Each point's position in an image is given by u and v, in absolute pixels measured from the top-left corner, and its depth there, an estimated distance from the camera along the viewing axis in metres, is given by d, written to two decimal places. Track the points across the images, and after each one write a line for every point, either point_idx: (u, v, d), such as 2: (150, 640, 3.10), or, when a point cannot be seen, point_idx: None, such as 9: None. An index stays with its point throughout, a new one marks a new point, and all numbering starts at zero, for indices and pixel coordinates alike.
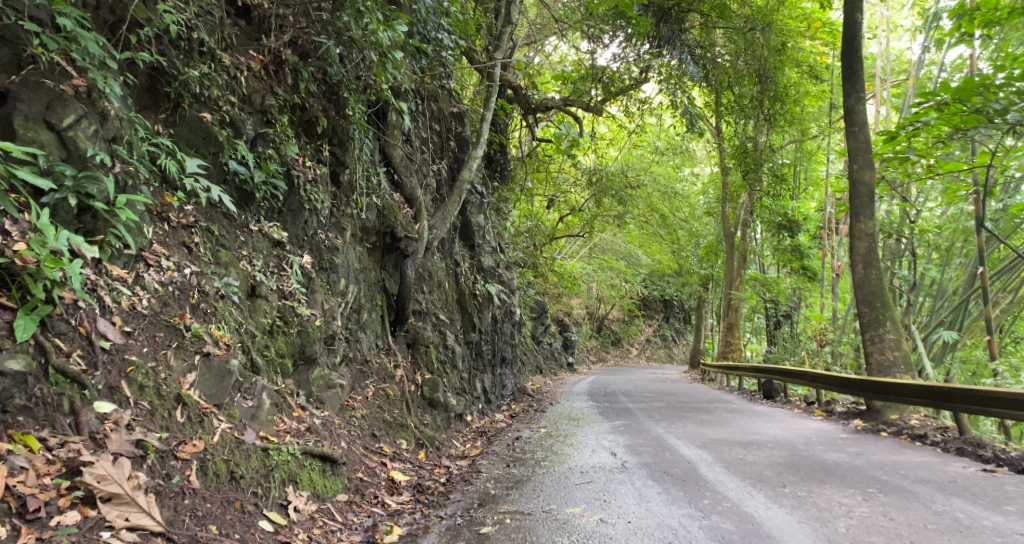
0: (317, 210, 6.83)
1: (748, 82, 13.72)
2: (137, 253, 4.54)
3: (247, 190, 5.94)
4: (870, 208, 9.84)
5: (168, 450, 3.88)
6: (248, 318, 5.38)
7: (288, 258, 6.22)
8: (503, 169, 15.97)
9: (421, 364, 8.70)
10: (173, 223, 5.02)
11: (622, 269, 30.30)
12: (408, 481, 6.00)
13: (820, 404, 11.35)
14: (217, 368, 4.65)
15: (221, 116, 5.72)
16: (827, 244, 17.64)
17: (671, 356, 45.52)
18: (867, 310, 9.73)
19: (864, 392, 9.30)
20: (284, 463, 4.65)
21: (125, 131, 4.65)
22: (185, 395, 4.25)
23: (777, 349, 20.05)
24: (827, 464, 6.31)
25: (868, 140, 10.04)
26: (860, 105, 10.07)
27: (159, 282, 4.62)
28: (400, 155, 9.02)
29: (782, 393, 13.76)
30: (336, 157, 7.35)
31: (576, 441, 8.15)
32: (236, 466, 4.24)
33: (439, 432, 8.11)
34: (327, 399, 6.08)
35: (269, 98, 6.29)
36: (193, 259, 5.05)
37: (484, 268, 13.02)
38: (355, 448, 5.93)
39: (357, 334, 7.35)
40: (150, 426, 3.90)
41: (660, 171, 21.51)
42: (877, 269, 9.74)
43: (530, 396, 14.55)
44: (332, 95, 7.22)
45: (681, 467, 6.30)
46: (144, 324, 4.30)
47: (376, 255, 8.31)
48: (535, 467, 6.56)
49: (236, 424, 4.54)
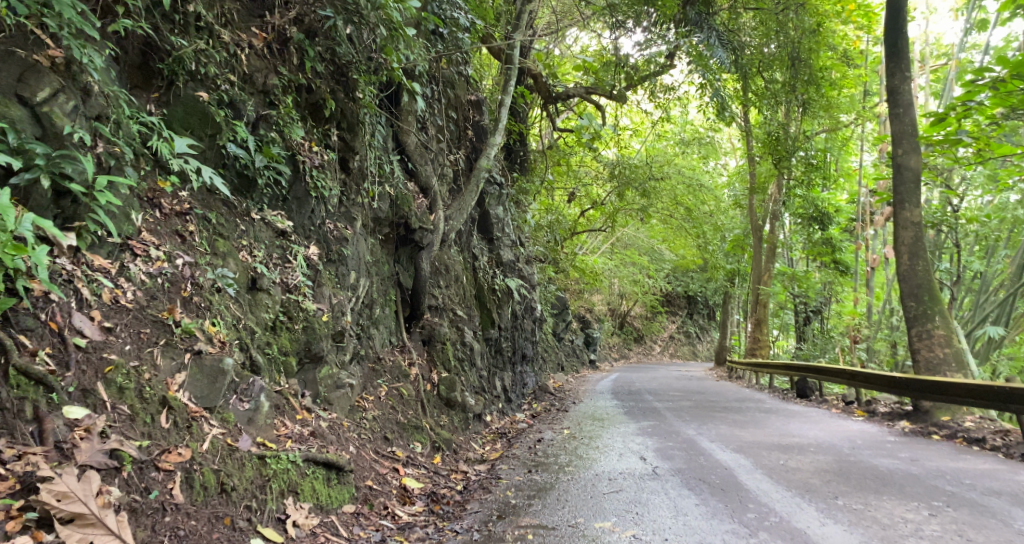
0: (325, 198, 6.41)
1: (780, 66, 12.94)
2: (122, 241, 4.15)
3: (249, 176, 5.54)
4: (917, 195, 9.19)
5: (148, 460, 3.48)
6: (248, 313, 4.97)
7: (293, 249, 5.80)
8: (524, 161, 15.51)
9: (438, 362, 8.27)
10: (165, 210, 4.63)
11: (644, 265, 29.68)
12: (422, 489, 5.56)
13: (860, 403, 10.71)
14: (210, 367, 4.25)
15: (219, 96, 5.32)
16: (862, 236, 16.86)
17: (695, 353, 44.67)
18: (913, 303, 9.10)
19: (912, 392, 8.65)
20: (283, 472, 4.23)
21: (110, 110, 4.28)
22: (172, 398, 3.86)
23: (807, 346, 19.33)
24: (880, 472, 5.73)
25: (915, 123, 9.40)
26: (906, 86, 9.39)
27: (147, 273, 4.22)
28: (415, 143, 8.60)
29: (818, 391, 13.07)
30: (345, 142, 6.92)
31: (602, 444, 7.66)
32: (228, 477, 3.84)
33: (456, 434, 7.66)
34: (336, 400, 5.67)
35: (272, 78, 5.87)
36: (187, 249, 4.65)
37: (503, 262, 12.57)
38: (365, 453, 5.50)
39: (370, 331, 6.95)
40: (129, 433, 3.50)
41: (685, 163, 20.86)
42: (924, 260, 9.10)
43: (552, 395, 14.04)
44: (341, 76, 6.80)
45: (718, 475, 5.78)
46: (128, 319, 3.92)
47: (390, 247, 7.89)
48: (558, 474, 6.07)
49: (229, 429, 4.14)
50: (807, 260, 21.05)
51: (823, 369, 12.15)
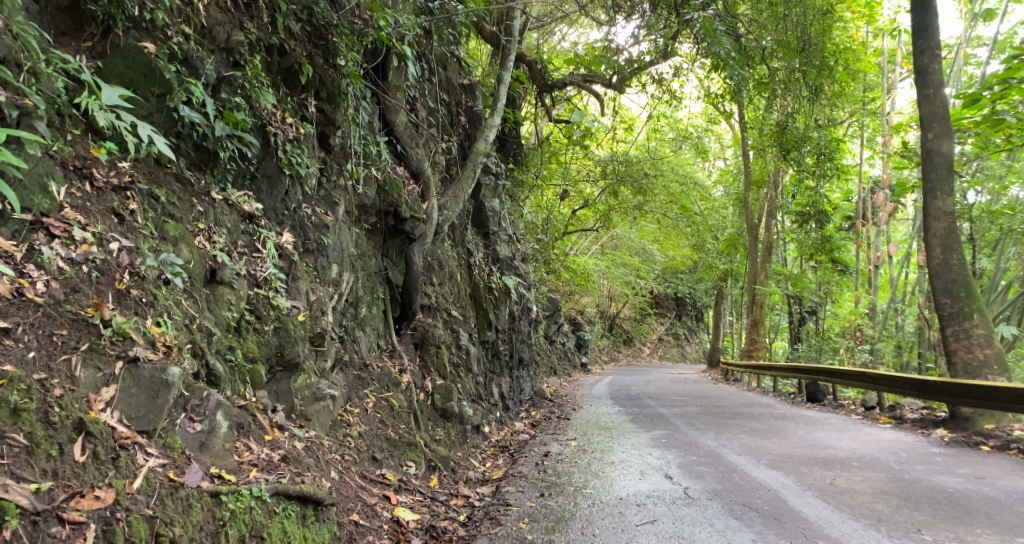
0: (301, 178, 5.49)
1: (788, 53, 11.40)
2: (34, 219, 3.28)
3: (208, 148, 4.62)
4: (950, 183, 8.09)
5: (47, 510, 2.61)
6: (205, 312, 4.06)
7: (261, 235, 4.90)
8: (517, 155, 14.61)
9: (432, 368, 7.38)
10: (98, 182, 3.71)
11: (635, 265, 28.90)
12: (418, 521, 4.66)
13: (883, 409, 9.90)
14: (150, 379, 3.34)
15: (170, 49, 4.36)
16: (864, 235, 16.03)
17: (684, 355, 43.99)
18: (947, 301, 8.05)
19: (949, 398, 7.77)
20: (244, 513, 3.34)
21: (21, 55, 3.41)
22: (91, 422, 2.96)
23: (804, 348, 18.58)
24: (951, 494, 4.93)
25: (947, 105, 8.29)
26: (937, 64, 8.27)
27: (67, 259, 3.32)
28: (404, 123, 7.71)
29: (830, 395, 12.22)
30: (324, 115, 5.98)
31: (615, 458, 6.79)
32: (167, 524, 2.95)
33: (454, 450, 6.76)
34: (315, 415, 4.78)
35: (236, 34, 4.91)
36: (126, 232, 3.73)
37: (500, 259, 11.72)
38: (349, 479, 4.59)
39: (355, 333, 6.06)
40: (22, 473, 2.62)
41: (677, 161, 19.90)
42: (959, 254, 8.02)
43: (550, 401, 13.14)
44: (320, 40, 5.90)
45: (764, 498, 4.96)
46: (34, 317, 3.04)
47: (376, 239, 6.99)
48: (575, 498, 5.21)
49: (175, 460, 3.25)
50: (802, 261, 20.32)
51: (836, 372, 11.33)
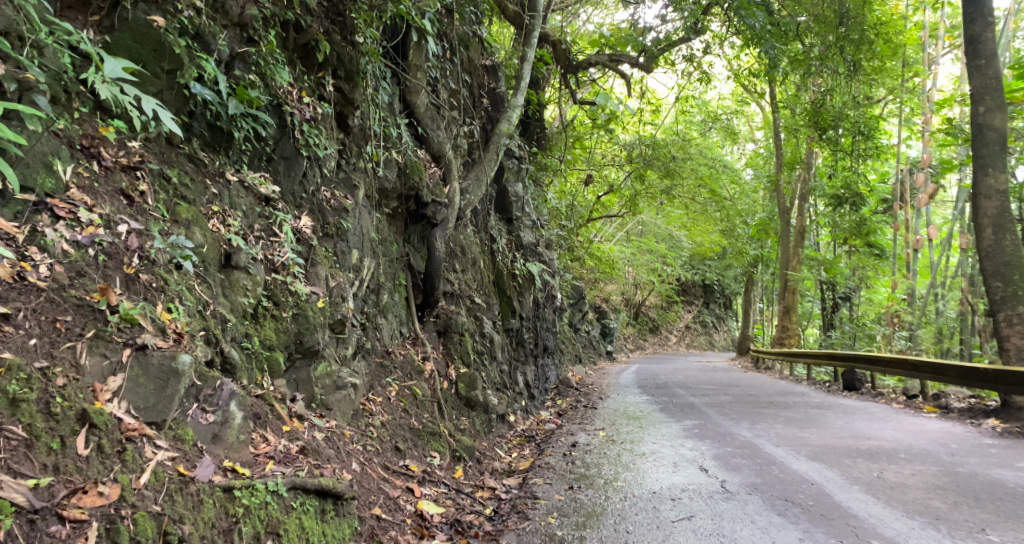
0: (319, 159, 5.29)
1: (824, 28, 10.82)
2: (37, 200, 3.13)
3: (222, 127, 4.44)
4: (1003, 159, 7.55)
5: (46, 508, 2.47)
6: (220, 298, 3.90)
7: (278, 218, 4.71)
8: (541, 139, 14.26)
9: (455, 355, 7.19)
10: (106, 162, 3.55)
11: (662, 252, 28.38)
12: (442, 515, 4.48)
13: (927, 398, 9.45)
14: (159, 368, 3.17)
15: (180, 23, 4.17)
16: (902, 218, 15.38)
17: (712, 343, 43.29)
18: (1000, 285, 7.58)
19: (1002, 387, 7.33)
20: (258, 509, 3.17)
21: (22, 27, 3.26)
22: (96, 413, 2.81)
23: (838, 335, 18.04)
24: (1014, 489, 4.58)
25: (1001, 77, 7.69)
26: (990, 32, 7.67)
27: (72, 242, 3.17)
28: (425, 104, 7.46)
29: (869, 383, 11.77)
30: (342, 95, 5.77)
31: (646, 449, 6.53)
32: (176, 522, 2.79)
33: (479, 440, 6.56)
34: (336, 404, 4.61)
35: (250, 8, 4.69)
36: (136, 214, 3.57)
37: (524, 245, 11.49)
38: (371, 471, 4.42)
39: (377, 320, 5.88)
40: (20, 468, 2.48)
41: (705, 144, 19.36)
42: (1013, 235, 7.52)
43: (576, 389, 12.90)
44: (337, 16, 5.67)
45: (807, 493, 4.67)
46: (36, 303, 2.90)
47: (397, 225, 6.81)
48: (606, 491, 4.98)
49: (185, 452, 3.09)
50: (836, 245, 19.68)
51: (874, 359, 10.90)
